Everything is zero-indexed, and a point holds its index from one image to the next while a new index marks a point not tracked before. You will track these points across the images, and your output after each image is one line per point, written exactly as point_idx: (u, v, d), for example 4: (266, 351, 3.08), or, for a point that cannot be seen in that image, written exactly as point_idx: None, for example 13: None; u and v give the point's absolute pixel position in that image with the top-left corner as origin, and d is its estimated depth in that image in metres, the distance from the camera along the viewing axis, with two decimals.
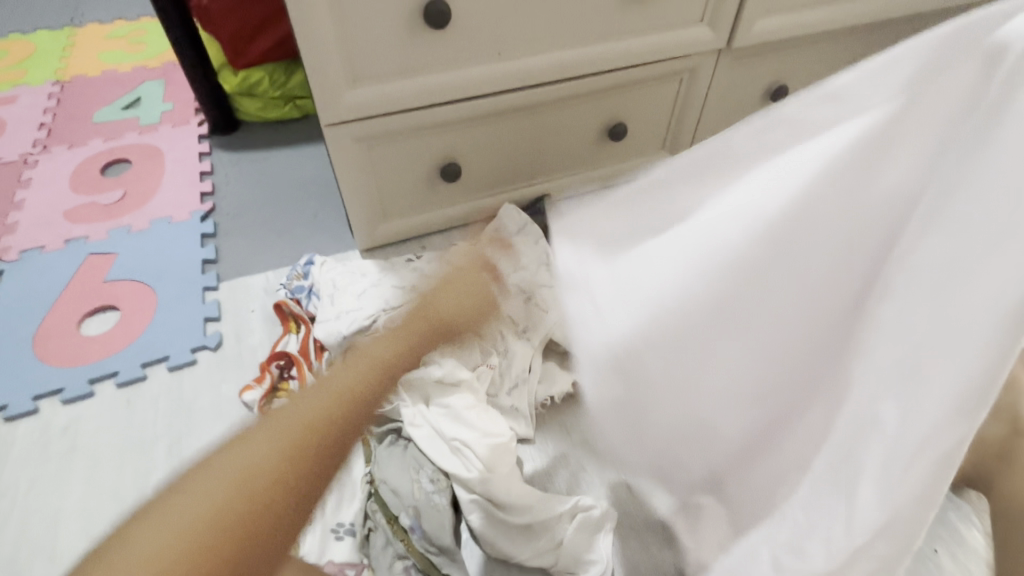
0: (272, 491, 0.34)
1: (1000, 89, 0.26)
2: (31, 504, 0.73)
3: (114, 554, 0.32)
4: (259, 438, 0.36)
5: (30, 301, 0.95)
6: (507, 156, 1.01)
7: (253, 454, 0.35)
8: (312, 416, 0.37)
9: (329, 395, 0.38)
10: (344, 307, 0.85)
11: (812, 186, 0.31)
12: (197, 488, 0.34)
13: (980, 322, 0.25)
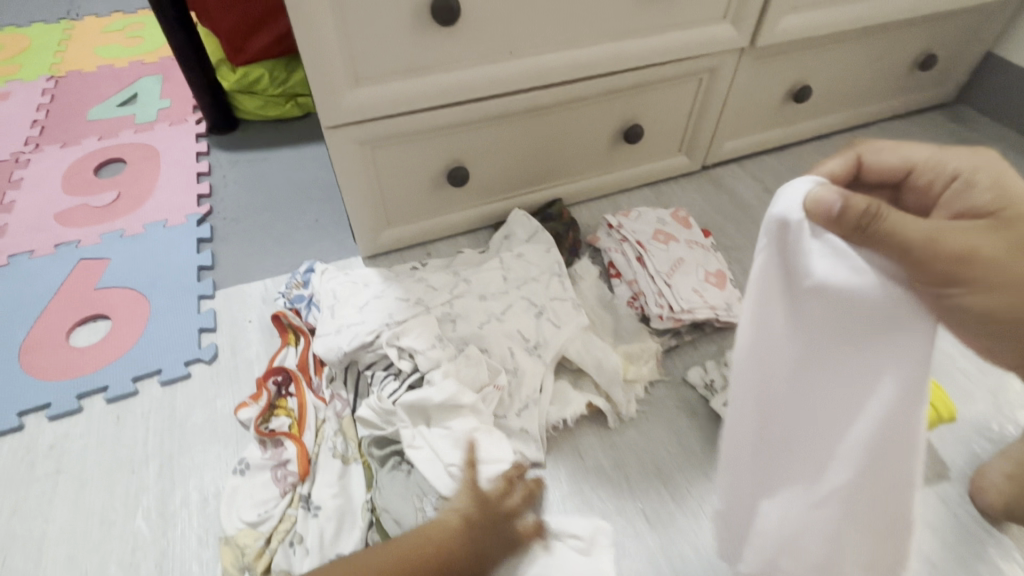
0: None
1: (808, 223, 0.40)
2: (15, 528, 0.69)
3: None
4: (384, 548, 0.56)
5: (18, 309, 0.91)
6: (517, 160, 0.96)
7: (379, 561, 0.54)
8: (407, 548, 0.56)
9: (416, 541, 0.57)
10: (345, 320, 0.78)
11: (795, 310, 0.42)
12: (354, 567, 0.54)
13: (899, 355, 0.38)
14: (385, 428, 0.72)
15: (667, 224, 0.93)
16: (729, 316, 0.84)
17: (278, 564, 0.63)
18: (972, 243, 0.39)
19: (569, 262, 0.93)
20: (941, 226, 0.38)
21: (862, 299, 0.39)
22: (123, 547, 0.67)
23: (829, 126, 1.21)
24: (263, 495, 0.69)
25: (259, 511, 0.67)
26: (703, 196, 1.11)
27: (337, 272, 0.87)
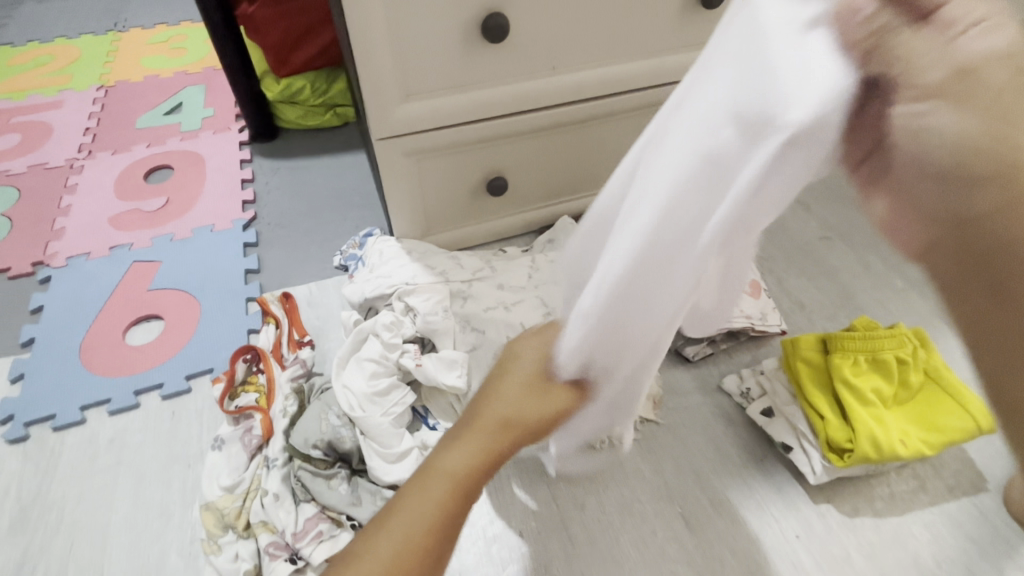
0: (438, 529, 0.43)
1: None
2: (80, 517, 0.72)
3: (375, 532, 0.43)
4: (416, 493, 0.44)
5: (77, 308, 0.95)
6: (554, 169, 0.98)
7: (422, 506, 0.44)
8: (441, 498, 0.44)
9: (440, 494, 0.44)
10: (378, 271, 0.88)
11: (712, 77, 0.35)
12: (404, 517, 0.43)
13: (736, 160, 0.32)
14: (370, 381, 0.75)
15: None
16: (765, 325, 0.86)
17: (256, 514, 0.69)
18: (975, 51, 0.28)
19: None
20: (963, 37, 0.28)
21: (786, 70, 0.29)
22: (181, 536, 0.70)
23: None
24: (232, 462, 0.74)
25: (230, 476, 0.72)
26: None
27: (389, 238, 0.96)
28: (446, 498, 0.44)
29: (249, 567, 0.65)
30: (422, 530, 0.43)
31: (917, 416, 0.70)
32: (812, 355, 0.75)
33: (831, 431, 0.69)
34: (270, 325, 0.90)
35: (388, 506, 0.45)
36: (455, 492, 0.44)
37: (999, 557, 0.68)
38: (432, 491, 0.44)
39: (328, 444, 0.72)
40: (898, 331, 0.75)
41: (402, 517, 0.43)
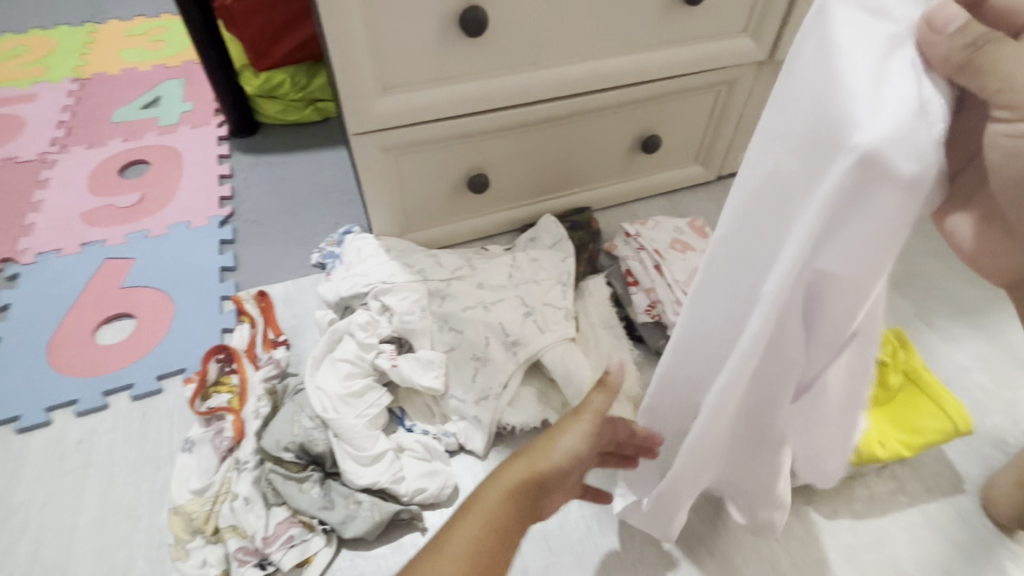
0: (481, 560, 0.43)
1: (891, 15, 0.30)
2: (44, 521, 0.70)
3: (423, 564, 0.42)
4: (461, 524, 0.45)
5: (46, 306, 0.93)
6: (537, 166, 0.97)
7: (468, 534, 0.44)
8: (482, 532, 0.44)
9: (480, 525, 0.45)
10: (354, 269, 0.86)
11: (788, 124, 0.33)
12: (446, 551, 0.43)
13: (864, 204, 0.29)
14: (345, 382, 0.73)
15: (684, 233, 0.93)
16: None
17: (225, 518, 0.67)
18: None
19: (586, 274, 0.94)
20: None
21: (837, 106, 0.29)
22: (149, 541, 0.69)
23: None
24: (202, 464, 0.72)
25: (200, 479, 0.70)
26: (718, 206, 1.12)
27: (368, 235, 0.94)
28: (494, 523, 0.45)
29: (216, 573, 0.64)
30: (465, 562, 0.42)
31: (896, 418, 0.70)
32: None
33: None
34: (244, 325, 0.88)
35: (433, 542, 0.44)
36: (501, 518, 0.45)
37: (979, 560, 0.68)
38: (471, 527, 0.44)
39: (300, 447, 0.70)
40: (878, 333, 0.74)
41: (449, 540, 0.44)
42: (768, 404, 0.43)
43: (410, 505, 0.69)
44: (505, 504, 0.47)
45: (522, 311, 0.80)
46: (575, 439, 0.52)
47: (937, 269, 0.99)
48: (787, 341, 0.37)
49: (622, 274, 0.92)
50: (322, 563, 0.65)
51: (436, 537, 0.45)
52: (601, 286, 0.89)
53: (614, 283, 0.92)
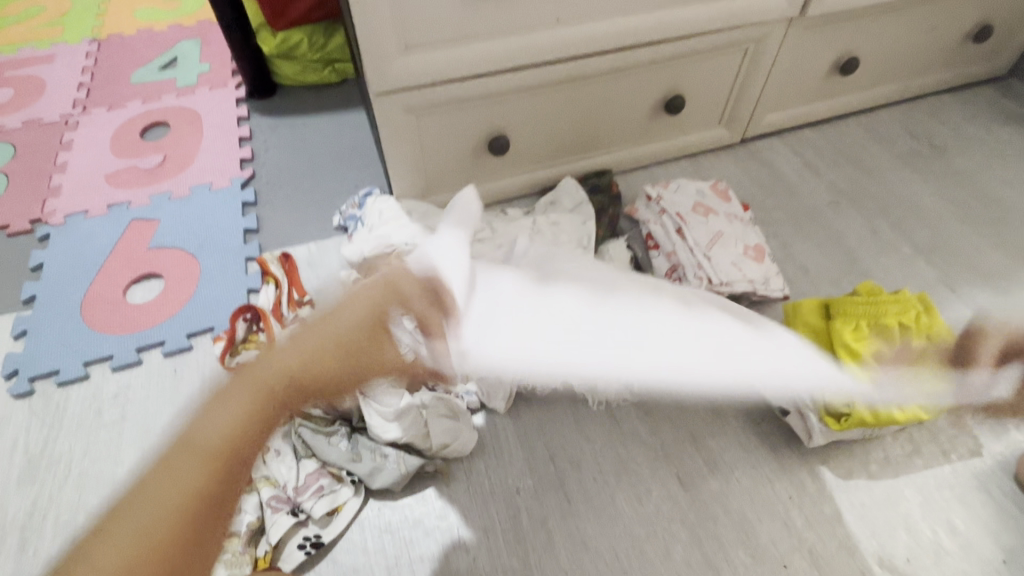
0: (190, 518, 0.35)
1: None
2: (86, 469, 0.74)
3: (121, 509, 0.34)
4: (191, 453, 0.36)
5: (77, 266, 0.95)
6: (559, 129, 0.96)
7: (189, 473, 0.35)
8: (211, 463, 0.36)
9: (208, 442, 0.36)
10: (375, 232, 0.87)
11: None
12: (156, 489, 0.35)
13: None
14: None
15: (706, 196, 0.93)
16: (766, 289, 0.85)
17: (258, 468, 0.70)
18: None
19: (607, 238, 0.93)
20: None
21: None
22: None
23: (873, 101, 1.19)
24: None
25: None
26: (742, 169, 1.10)
27: (389, 197, 0.93)
28: (252, 414, 0.37)
29: (251, 519, 0.66)
30: (163, 516, 0.34)
31: (917, 382, 0.70)
32: (814, 320, 0.75)
33: (830, 397, 0.69)
34: (270, 285, 0.89)
35: (159, 460, 0.36)
36: (265, 410, 0.38)
37: (997, 526, 0.69)
38: (208, 429, 0.36)
39: (328, 401, 0.72)
40: (902, 297, 0.73)
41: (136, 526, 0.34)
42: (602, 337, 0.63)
43: (428, 457, 0.71)
44: (273, 391, 0.38)
45: None
46: (356, 322, 0.44)
47: (963, 234, 0.99)
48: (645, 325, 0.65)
49: (643, 238, 0.91)
50: (351, 511, 0.68)
51: (169, 447, 0.36)
52: (622, 251, 0.88)
53: (634, 247, 0.91)
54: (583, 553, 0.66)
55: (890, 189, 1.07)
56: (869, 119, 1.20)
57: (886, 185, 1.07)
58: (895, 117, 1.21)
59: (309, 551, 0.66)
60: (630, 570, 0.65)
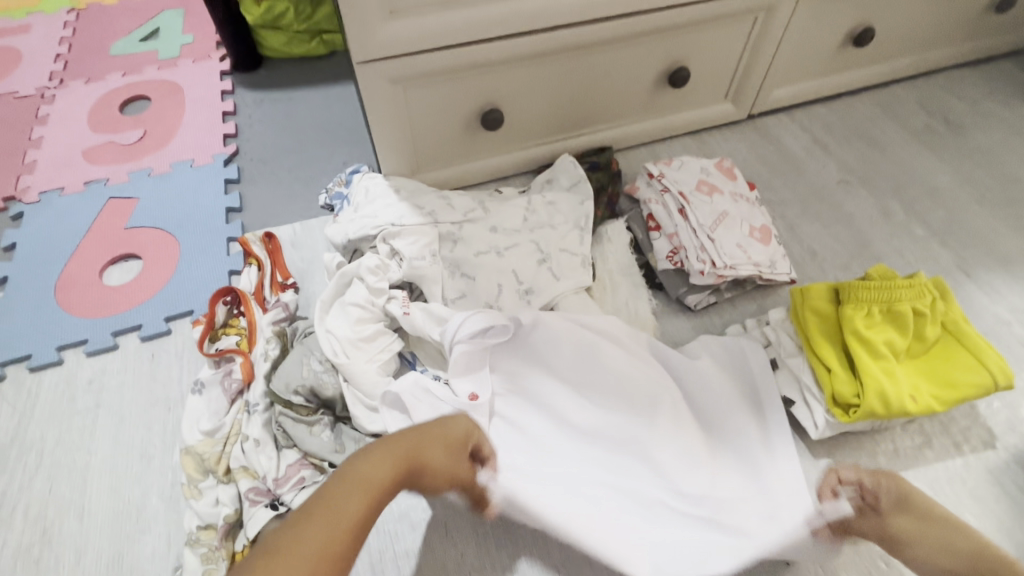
0: (347, 543, 0.43)
1: None
2: (59, 458, 0.71)
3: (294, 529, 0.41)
4: (347, 486, 0.46)
5: (52, 246, 0.91)
6: (557, 102, 0.91)
7: (344, 509, 0.44)
8: (359, 509, 0.45)
9: (355, 502, 0.45)
10: (360, 211, 0.82)
11: None
12: (321, 517, 0.43)
13: None
14: (358, 330, 0.71)
15: (711, 174, 0.88)
16: (772, 273, 0.81)
17: (237, 459, 0.66)
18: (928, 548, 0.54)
19: (605, 218, 0.88)
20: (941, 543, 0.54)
21: None
22: (163, 480, 0.69)
23: (888, 75, 1.14)
24: (212, 405, 0.71)
25: (210, 420, 0.69)
26: (748, 147, 1.05)
27: (376, 174, 0.89)
28: (374, 489, 0.47)
29: (229, 512, 0.63)
30: (331, 535, 0.42)
31: (930, 371, 0.66)
32: (822, 304, 0.70)
33: (837, 387, 0.65)
34: (252, 266, 0.85)
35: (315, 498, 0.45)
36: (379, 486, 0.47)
37: (1011, 522, 0.66)
38: (353, 492, 0.45)
39: (309, 390, 0.69)
40: (917, 281, 0.69)
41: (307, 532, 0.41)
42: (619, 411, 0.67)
43: None
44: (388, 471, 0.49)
45: (534, 267, 0.77)
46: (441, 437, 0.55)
47: (979, 216, 0.94)
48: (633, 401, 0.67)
49: (643, 218, 0.87)
50: None
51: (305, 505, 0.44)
52: (622, 232, 0.85)
53: (634, 228, 0.87)
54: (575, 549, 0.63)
55: (904, 169, 1.02)
56: (882, 95, 1.15)
57: (899, 164, 1.02)
58: (910, 92, 1.15)
59: None
60: None
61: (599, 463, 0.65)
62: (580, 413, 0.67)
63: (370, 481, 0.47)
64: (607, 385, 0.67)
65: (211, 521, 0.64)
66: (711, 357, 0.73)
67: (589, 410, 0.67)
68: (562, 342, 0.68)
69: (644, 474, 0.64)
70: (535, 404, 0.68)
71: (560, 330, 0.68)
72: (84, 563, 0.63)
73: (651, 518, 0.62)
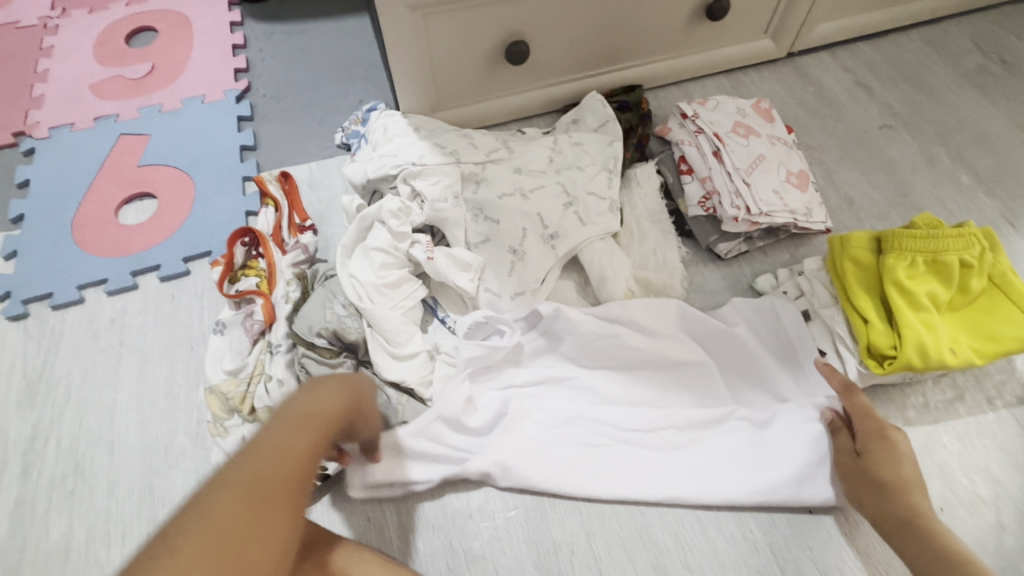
0: (303, 469, 0.39)
1: None
2: (86, 395, 0.71)
3: (246, 455, 0.37)
4: (287, 424, 0.42)
5: (65, 184, 0.89)
6: (586, 35, 0.85)
7: (293, 438, 0.41)
8: (307, 440, 0.41)
9: (301, 436, 0.41)
10: (380, 149, 0.78)
11: None
12: (274, 448, 0.39)
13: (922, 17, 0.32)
14: (383, 276, 0.69)
15: (748, 116, 0.83)
16: (808, 221, 0.78)
17: (260, 399, 0.66)
18: (912, 510, 0.55)
19: (633, 161, 0.85)
20: (895, 506, 0.56)
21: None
22: (189, 418, 0.69)
23: (941, 9, 1.05)
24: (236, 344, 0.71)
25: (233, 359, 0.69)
26: (786, 87, 0.99)
27: (395, 112, 0.85)
28: (317, 430, 0.43)
29: None
30: (290, 459, 0.38)
31: (970, 323, 0.64)
32: (862, 254, 0.67)
33: (874, 337, 0.63)
34: (268, 208, 0.83)
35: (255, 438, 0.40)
36: (322, 425, 0.44)
37: None
38: (299, 432, 0.41)
39: (333, 333, 0.68)
40: (966, 230, 0.65)
41: (258, 466, 0.36)
42: (649, 382, 0.68)
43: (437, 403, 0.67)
44: (324, 413, 0.46)
45: (557, 211, 0.74)
46: (354, 396, 0.52)
47: None
48: (661, 378, 0.68)
49: (675, 161, 0.83)
50: None
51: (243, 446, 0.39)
52: (651, 175, 0.81)
53: (665, 171, 0.83)
54: None
55: (952, 112, 0.96)
56: (933, 31, 1.07)
57: (947, 107, 0.96)
58: (963, 29, 1.07)
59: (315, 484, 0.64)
60: (646, 512, 0.63)
61: (654, 447, 0.64)
62: (616, 394, 0.67)
63: (312, 423, 0.43)
64: (640, 365, 0.68)
65: None
66: (743, 317, 0.71)
67: (622, 391, 0.67)
68: (585, 332, 0.68)
69: (677, 452, 0.64)
70: (575, 392, 0.67)
71: (583, 323, 0.68)
72: (116, 495, 0.64)
73: (705, 477, 0.62)
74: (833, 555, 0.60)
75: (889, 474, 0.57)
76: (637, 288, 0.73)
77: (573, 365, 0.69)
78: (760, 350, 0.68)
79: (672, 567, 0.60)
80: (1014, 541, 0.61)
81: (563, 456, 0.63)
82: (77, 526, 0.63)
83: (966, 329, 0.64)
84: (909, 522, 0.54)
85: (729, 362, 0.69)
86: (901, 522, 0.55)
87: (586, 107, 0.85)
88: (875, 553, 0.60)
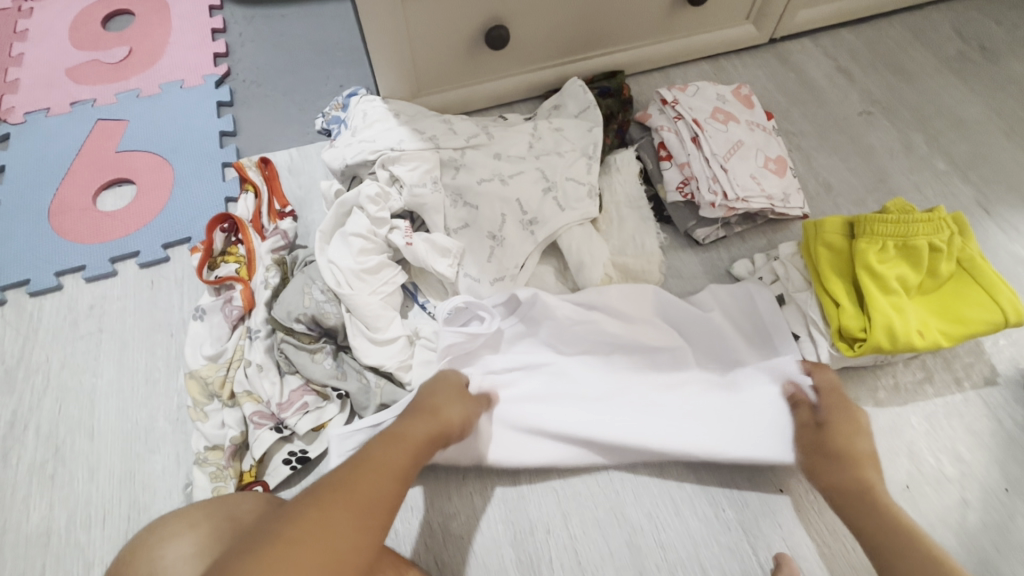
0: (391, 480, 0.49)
1: None
2: (65, 381, 0.71)
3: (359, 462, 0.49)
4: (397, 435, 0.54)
5: (42, 170, 0.88)
6: (566, 21, 0.85)
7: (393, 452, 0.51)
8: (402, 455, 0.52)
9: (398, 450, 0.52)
10: (359, 135, 0.78)
11: None
12: (380, 457, 0.50)
13: None
14: (362, 262, 0.70)
15: (728, 102, 0.83)
16: (785, 207, 0.79)
17: (240, 384, 0.67)
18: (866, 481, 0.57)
19: (613, 147, 0.85)
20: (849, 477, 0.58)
21: None
22: (170, 402, 0.70)
23: None
24: (215, 330, 0.71)
25: (212, 345, 0.69)
26: (768, 73, 0.99)
27: (375, 97, 0.84)
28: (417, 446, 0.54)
29: (234, 434, 0.64)
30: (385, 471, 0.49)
31: (940, 307, 0.65)
32: (835, 238, 0.68)
33: (845, 321, 0.64)
34: (248, 194, 0.82)
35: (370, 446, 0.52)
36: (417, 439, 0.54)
37: (1006, 458, 0.66)
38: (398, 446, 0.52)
39: (311, 319, 0.68)
40: (936, 216, 0.67)
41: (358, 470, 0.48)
42: (625, 365, 0.69)
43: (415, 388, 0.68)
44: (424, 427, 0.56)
45: (536, 197, 0.74)
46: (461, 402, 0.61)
47: (1007, 151, 0.90)
48: (637, 361, 0.69)
49: (654, 147, 0.83)
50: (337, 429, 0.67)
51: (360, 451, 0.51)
52: (631, 161, 0.81)
53: (645, 158, 0.83)
54: (574, 474, 0.65)
55: (931, 99, 0.96)
56: (916, 18, 1.07)
57: (926, 94, 0.97)
58: (945, 16, 1.07)
59: (295, 467, 0.64)
60: (621, 492, 0.64)
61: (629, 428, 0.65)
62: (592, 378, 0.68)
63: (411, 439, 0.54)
64: (616, 349, 0.69)
65: (218, 442, 0.65)
66: (719, 302, 0.72)
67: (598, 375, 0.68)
68: (563, 317, 0.68)
69: None
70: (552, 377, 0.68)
71: (561, 308, 0.68)
72: (96, 479, 0.65)
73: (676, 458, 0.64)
74: (801, 530, 0.61)
75: (844, 445, 0.60)
76: (615, 274, 0.74)
77: (550, 351, 0.70)
78: (735, 334, 0.69)
79: (646, 545, 0.61)
80: (978, 517, 0.62)
81: (541, 439, 0.64)
82: (57, 510, 0.63)
83: (936, 312, 0.65)
84: (863, 493, 0.57)
85: (706, 345, 0.70)
86: (856, 493, 0.57)
87: (567, 92, 0.85)
88: (841, 530, 0.61)
